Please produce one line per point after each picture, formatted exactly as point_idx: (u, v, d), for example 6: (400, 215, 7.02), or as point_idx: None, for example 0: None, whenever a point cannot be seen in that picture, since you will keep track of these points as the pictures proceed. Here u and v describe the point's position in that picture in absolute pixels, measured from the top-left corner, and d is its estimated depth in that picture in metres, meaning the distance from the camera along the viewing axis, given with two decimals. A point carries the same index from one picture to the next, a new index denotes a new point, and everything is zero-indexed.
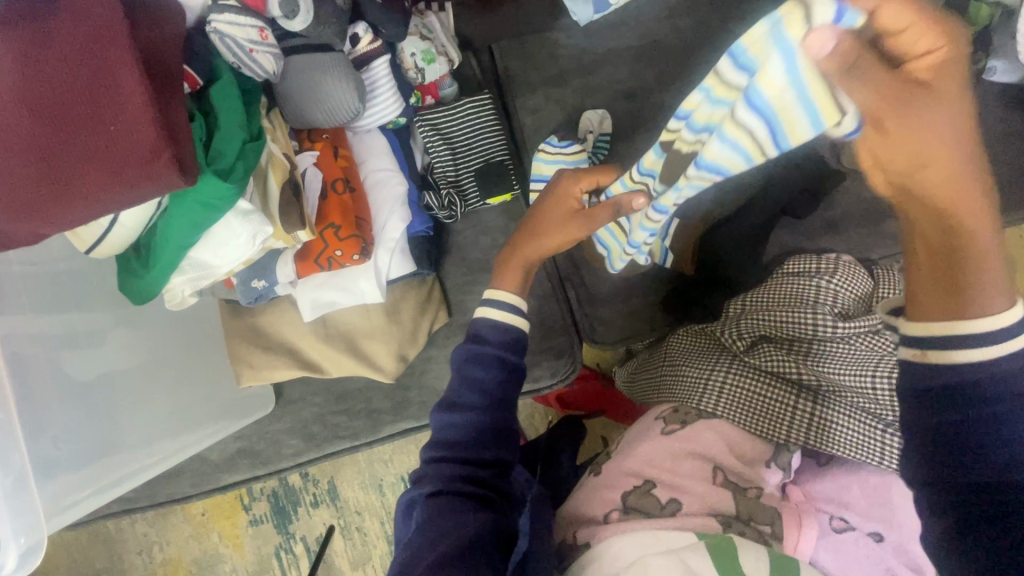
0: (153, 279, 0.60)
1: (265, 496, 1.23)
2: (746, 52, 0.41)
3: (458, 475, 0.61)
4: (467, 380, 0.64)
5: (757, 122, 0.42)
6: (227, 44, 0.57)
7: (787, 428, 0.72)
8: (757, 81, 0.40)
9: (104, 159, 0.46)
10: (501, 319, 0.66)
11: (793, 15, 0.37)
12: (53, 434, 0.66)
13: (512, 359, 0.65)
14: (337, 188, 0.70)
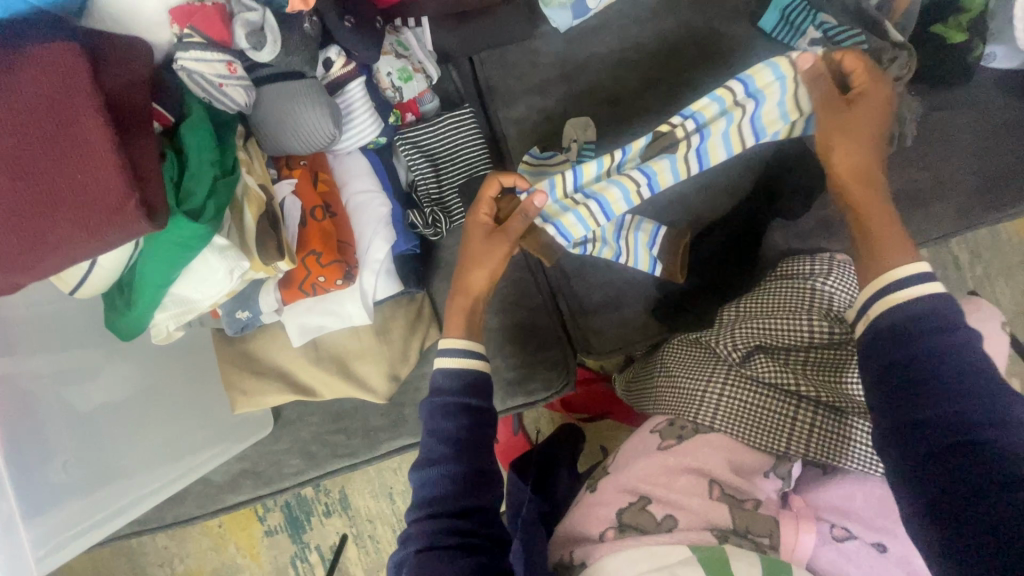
0: (137, 316, 0.60)
1: (279, 506, 1.25)
2: (694, 110, 0.59)
3: (441, 529, 0.59)
4: (435, 435, 0.63)
5: (696, 153, 0.60)
6: (196, 80, 0.57)
7: (787, 440, 0.70)
8: (710, 126, 0.59)
9: (72, 210, 0.47)
10: (456, 365, 0.65)
11: (727, 94, 0.58)
12: (63, 459, 0.68)
13: (477, 404, 0.64)
14: (317, 215, 0.70)
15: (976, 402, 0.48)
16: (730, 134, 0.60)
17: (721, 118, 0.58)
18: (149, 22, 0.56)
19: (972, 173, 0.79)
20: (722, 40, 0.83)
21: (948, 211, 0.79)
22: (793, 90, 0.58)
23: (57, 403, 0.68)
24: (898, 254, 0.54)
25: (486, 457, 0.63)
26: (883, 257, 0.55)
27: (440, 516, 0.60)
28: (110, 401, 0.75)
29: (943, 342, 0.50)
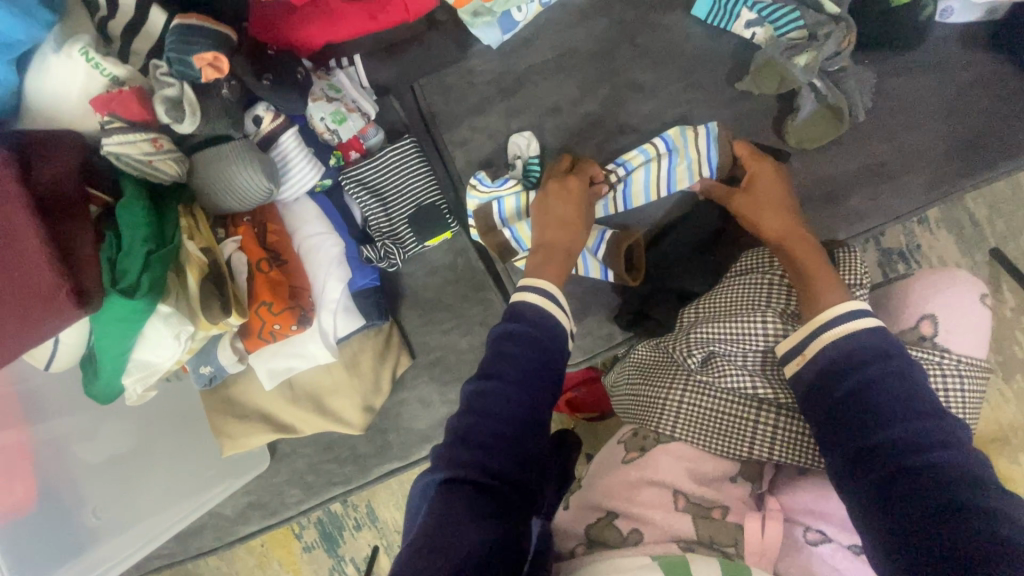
0: (105, 383, 0.65)
1: (313, 523, 1.24)
2: (626, 159, 0.78)
3: (474, 460, 0.50)
4: (501, 357, 0.56)
5: (625, 190, 0.78)
6: (125, 160, 0.61)
7: (750, 445, 0.70)
8: (632, 173, 0.77)
9: (11, 304, 0.52)
10: (544, 306, 0.61)
11: (650, 148, 0.77)
12: (92, 505, 0.79)
13: (543, 344, 0.57)
14: (263, 267, 0.73)
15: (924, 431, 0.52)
16: (646, 183, 0.78)
17: (641, 168, 0.77)
18: (75, 111, 0.60)
19: (941, 138, 0.75)
20: (658, 34, 0.81)
21: (918, 182, 0.75)
22: (698, 158, 0.76)
23: (63, 463, 0.77)
24: (831, 294, 0.63)
25: (545, 402, 0.55)
26: (818, 297, 0.63)
27: (480, 444, 0.50)
28: (115, 454, 0.82)
29: (876, 363, 0.56)
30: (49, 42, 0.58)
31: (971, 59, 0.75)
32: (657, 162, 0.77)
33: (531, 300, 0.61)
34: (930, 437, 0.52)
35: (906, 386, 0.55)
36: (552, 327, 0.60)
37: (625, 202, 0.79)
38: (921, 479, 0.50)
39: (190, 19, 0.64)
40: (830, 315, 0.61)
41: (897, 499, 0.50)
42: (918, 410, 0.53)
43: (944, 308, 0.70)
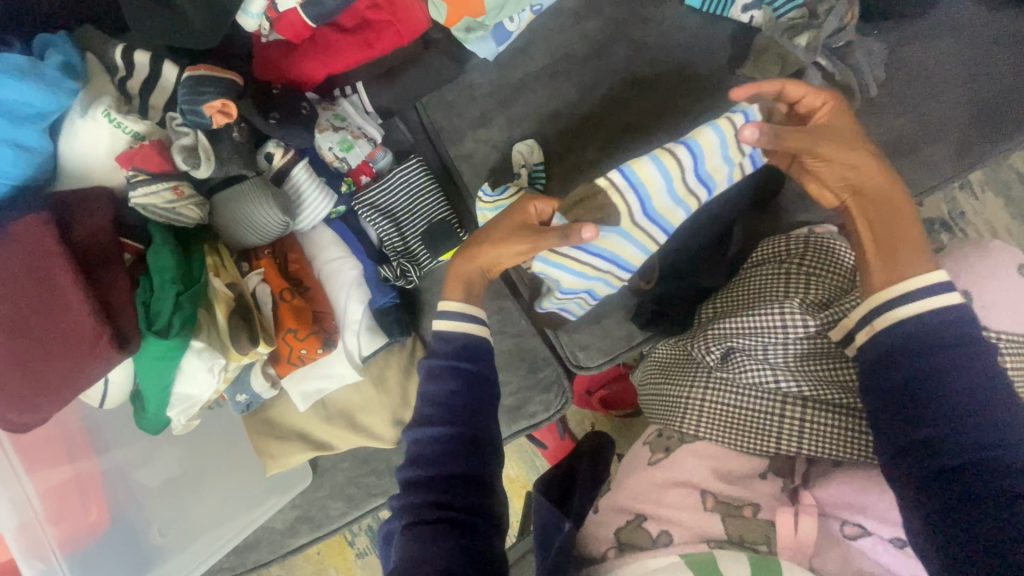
0: (153, 416, 0.70)
1: (364, 530, 1.28)
2: (635, 175, 0.56)
3: (424, 502, 0.55)
4: (425, 397, 0.60)
5: (649, 221, 0.60)
6: (152, 210, 0.65)
7: (777, 439, 0.69)
8: (653, 197, 0.57)
9: (63, 355, 0.57)
10: (453, 327, 0.63)
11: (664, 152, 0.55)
12: (156, 525, 0.86)
13: (466, 367, 0.60)
14: (286, 296, 0.76)
15: (981, 422, 0.48)
16: (677, 200, 0.59)
17: (663, 182, 0.56)
18: (104, 168, 0.65)
19: (964, 102, 0.72)
20: (653, 28, 0.80)
21: (944, 151, 0.73)
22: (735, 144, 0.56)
23: (126, 488, 0.83)
24: (915, 261, 0.53)
25: (480, 422, 0.58)
26: (888, 266, 0.54)
27: (426, 489, 0.55)
28: (169, 477, 0.87)
29: (937, 342, 0.50)
30: (76, 107, 0.63)
31: (990, 16, 0.73)
32: (680, 168, 0.56)
33: (439, 327, 0.63)
34: (988, 433, 0.48)
35: (964, 380, 0.49)
36: (474, 341, 0.62)
37: (659, 228, 0.61)
38: (969, 472, 0.48)
39: (199, 69, 0.68)
40: (897, 290, 0.53)
41: (942, 494, 0.48)
42: (979, 401, 0.49)
43: (981, 283, 0.67)
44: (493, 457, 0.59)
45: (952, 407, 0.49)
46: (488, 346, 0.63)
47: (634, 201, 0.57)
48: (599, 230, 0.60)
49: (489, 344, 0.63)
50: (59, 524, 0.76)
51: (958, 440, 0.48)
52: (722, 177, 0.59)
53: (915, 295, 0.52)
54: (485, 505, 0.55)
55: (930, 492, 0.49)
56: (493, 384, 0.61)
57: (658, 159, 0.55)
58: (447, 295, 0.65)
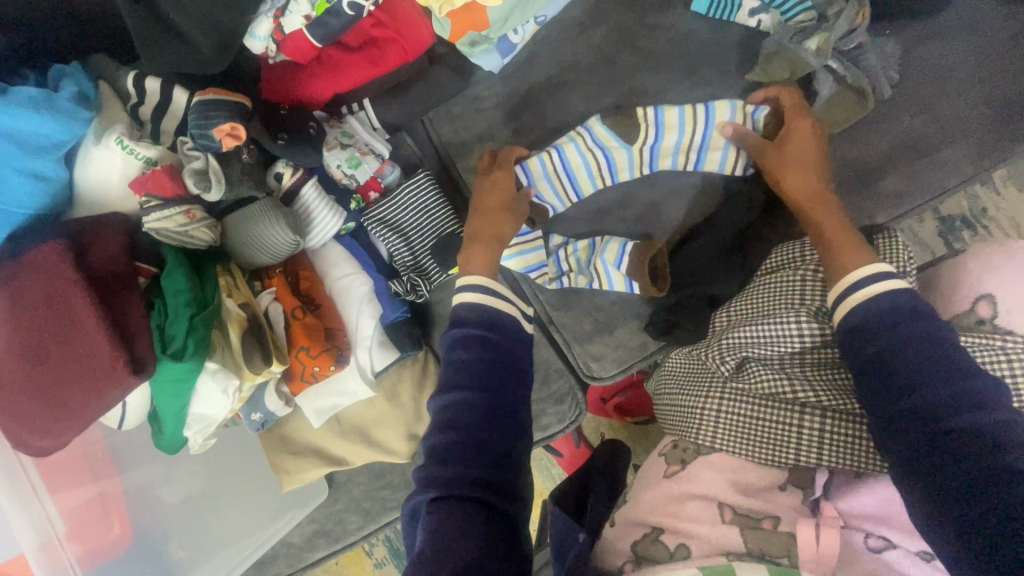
0: (170, 436, 0.71)
1: (381, 540, 1.28)
2: (663, 112, 0.75)
3: (460, 476, 0.51)
4: (453, 364, 0.59)
5: (647, 153, 0.78)
6: (164, 234, 0.66)
7: (796, 450, 0.67)
8: (663, 132, 0.76)
9: (81, 380, 0.58)
10: (478, 300, 0.64)
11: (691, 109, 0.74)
12: (177, 540, 0.86)
13: (492, 341, 0.60)
14: (298, 314, 0.76)
15: (948, 388, 0.50)
16: (677, 149, 0.77)
17: (674, 130, 0.76)
18: (118, 195, 0.66)
19: (983, 100, 0.71)
20: (658, 35, 0.80)
21: (962, 152, 0.71)
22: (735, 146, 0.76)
23: (145, 505, 0.84)
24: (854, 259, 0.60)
25: (510, 398, 0.57)
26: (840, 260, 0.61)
27: (459, 458, 0.52)
28: (188, 494, 0.88)
29: (893, 317, 0.54)
30: (89, 136, 0.64)
31: (1009, 11, 0.71)
32: (692, 126, 0.75)
33: (466, 299, 0.64)
34: (960, 401, 0.49)
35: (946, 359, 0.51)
36: (501, 317, 0.63)
37: (649, 164, 0.79)
38: (955, 442, 0.48)
39: (208, 94, 0.69)
40: (855, 278, 0.58)
41: (930, 471, 0.48)
42: (950, 373, 0.50)
43: (1007, 287, 0.65)
44: (525, 437, 0.56)
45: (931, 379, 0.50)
46: (512, 330, 0.63)
47: (647, 129, 0.76)
48: (618, 137, 0.77)
49: (513, 324, 0.63)
50: (81, 541, 0.76)
51: (937, 409, 0.49)
52: (718, 145, 0.76)
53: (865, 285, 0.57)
54: (515, 485, 0.53)
55: (921, 472, 0.48)
56: (521, 367, 0.61)
57: (684, 109, 0.74)
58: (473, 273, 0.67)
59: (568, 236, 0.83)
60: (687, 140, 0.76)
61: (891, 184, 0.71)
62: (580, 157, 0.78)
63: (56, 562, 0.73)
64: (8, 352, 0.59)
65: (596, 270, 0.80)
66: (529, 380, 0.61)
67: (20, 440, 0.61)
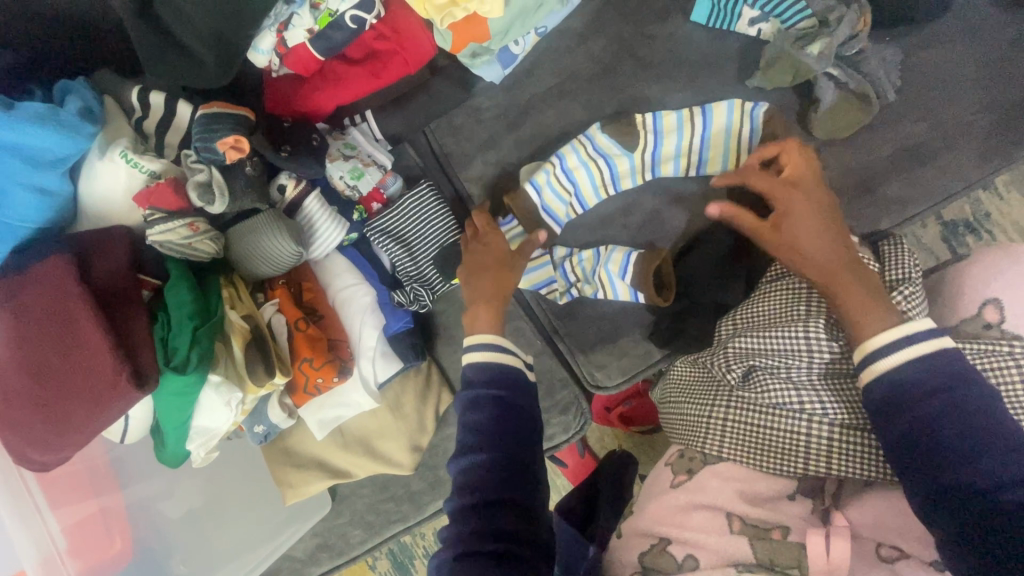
0: (171, 450, 0.70)
1: (384, 554, 1.27)
2: (661, 114, 0.77)
3: (480, 534, 0.53)
4: (466, 426, 0.59)
5: (650, 156, 0.79)
6: (167, 245, 0.66)
7: (804, 461, 0.66)
8: (663, 134, 0.78)
9: (83, 394, 0.58)
10: (488, 359, 0.62)
11: (687, 111, 0.77)
12: (178, 556, 0.86)
13: (500, 396, 0.60)
14: (301, 325, 0.76)
15: (969, 434, 0.50)
16: (678, 152, 0.78)
17: (673, 132, 0.77)
18: (122, 208, 0.66)
19: (984, 106, 0.71)
20: (658, 45, 0.80)
21: (965, 157, 0.71)
22: (737, 139, 0.76)
23: (147, 520, 0.83)
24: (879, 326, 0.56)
25: (526, 454, 0.57)
26: (863, 326, 0.57)
27: (479, 520, 0.53)
28: (190, 508, 0.87)
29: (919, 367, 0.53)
30: (94, 149, 0.64)
31: (1008, 16, 0.71)
32: (691, 125, 0.77)
33: (475, 357, 0.63)
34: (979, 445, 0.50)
35: (972, 418, 0.50)
36: (507, 371, 0.62)
37: (653, 168, 0.79)
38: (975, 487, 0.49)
39: (212, 107, 0.70)
40: (877, 345, 0.55)
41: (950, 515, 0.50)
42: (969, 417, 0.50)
43: (1012, 292, 0.65)
44: (540, 487, 0.57)
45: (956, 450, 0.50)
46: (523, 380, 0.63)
47: (647, 133, 0.78)
48: (619, 145, 0.78)
49: (522, 375, 0.63)
50: (82, 556, 0.76)
51: (957, 453, 0.50)
52: (720, 143, 0.77)
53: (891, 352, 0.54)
54: (535, 533, 0.54)
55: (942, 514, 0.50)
56: (533, 419, 0.61)
57: (681, 112, 0.77)
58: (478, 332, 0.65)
59: (573, 248, 0.82)
60: (688, 141, 0.77)
61: (893, 190, 0.72)
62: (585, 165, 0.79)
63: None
64: (11, 366, 0.58)
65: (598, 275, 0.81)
66: (540, 428, 0.62)
67: (21, 454, 0.60)
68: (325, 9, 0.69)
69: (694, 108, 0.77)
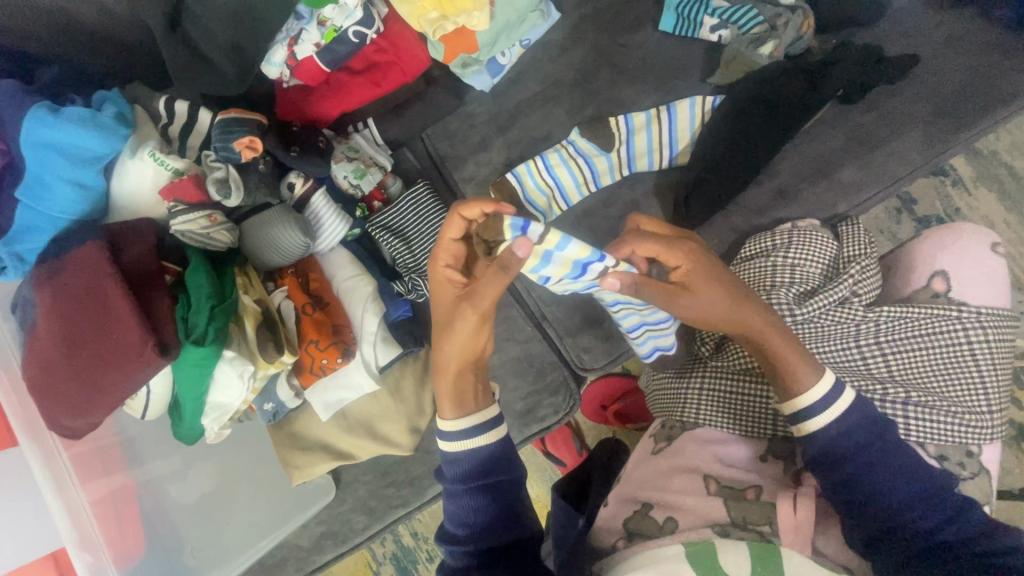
0: (188, 424, 0.76)
1: (388, 558, 1.26)
2: (631, 116, 0.85)
3: None
4: (453, 514, 0.65)
5: (626, 153, 0.86)
6: (187, 234, 0.73)
7: (773, 421, 0.74)
8: (635, 134, 0.85)
9: (113, 361, 0.64)
10: (462, 444, 0.65)
11: (654, 111, 0.85)
12: (189, 545, 0.88)
13: (489, 483, 0.65)
14: (308, 310, 0.83)
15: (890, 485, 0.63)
16: (650, 148, 0.85)
17: (643, 130, 0.85)
18: (148, 202, 0.74)
19: (924, 98, 0.79)
20: (631, 53, 0.89)
21: (911, 143, 0.78)
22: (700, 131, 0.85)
23: (160, 504, 0.86)
24: (809, 373, 0.64)
25: (509, 529, 0.64)
26: (797, 378, 0.64)
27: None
28: (201, 494, 0.90)
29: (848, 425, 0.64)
30: (125, 150, 0.72)
31: (938, 20, 0.81)
32: (659, 123, 0.85)
33: (444, 446, 0.66)
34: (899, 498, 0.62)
35: (898, 470, 0.63)
36: (494, 451, 0.65)
37: (629, 164, 0.86)
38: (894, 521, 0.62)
39: (229, 113, 0.78)
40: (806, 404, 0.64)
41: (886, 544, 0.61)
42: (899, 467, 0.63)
43: (953, 264, 0.75)
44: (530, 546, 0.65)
45: (879, 479, 0.63)
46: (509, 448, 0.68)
47: (622, 133, 0.85)
48: (598, 147, 0.85)
49: (499, 453, 0.66)
50: (112, 539, 0.77)
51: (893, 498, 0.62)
52: (687, 139, 0.85)
53: (817, 404, 0.63)
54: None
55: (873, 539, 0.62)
56: (515, 486, 0.67)
57: (650, 113, 0.85)
58: (447, 414, 0.65)
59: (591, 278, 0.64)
60: (658, 138, 0.85)
61: (844, 177, 0.79)
62: (566, 161, 0.86)
63: (95, 556, 0.74)
64: (51, 341, 0.65)
65: (571, 229, 0.87)
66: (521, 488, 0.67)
67: (54, 419, 0.67)
68: (331, 25, 0.77)
69: (660, 109, 0.85)
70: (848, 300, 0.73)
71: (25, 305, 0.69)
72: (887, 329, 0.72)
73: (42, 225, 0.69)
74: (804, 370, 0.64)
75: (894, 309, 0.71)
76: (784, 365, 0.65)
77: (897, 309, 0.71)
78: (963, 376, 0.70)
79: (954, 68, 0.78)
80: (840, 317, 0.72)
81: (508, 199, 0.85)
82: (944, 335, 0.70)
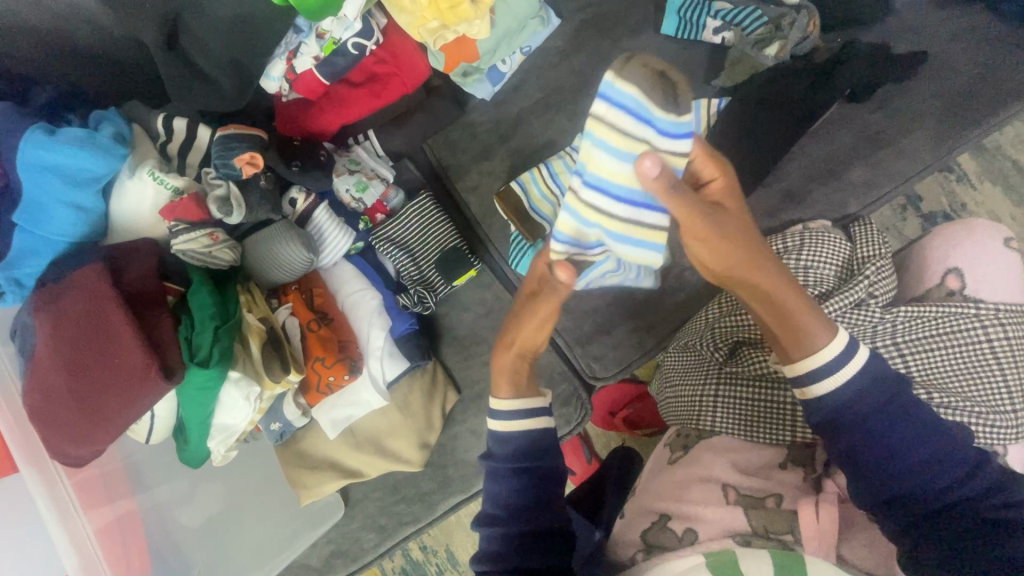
0: (195, 447, 0.75)
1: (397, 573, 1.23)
2: None
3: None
4: (493, 498, 0.64)
5: None
6: (189, 253, 0.72)
7: (792, 427, 0.72)
8: None
9: (117, 387, 0.63)
10: (512, 425, 0.64)
11: None
12: (197, 570, 0.86)
13: (537, 470, 0.63)
14: (314, 326, 0.81)
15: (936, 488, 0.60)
16: None
17: None
18: (149, 222, 0.73)
19: (932, 95, 0.78)
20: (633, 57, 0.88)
21: (919, 141, 0.78)
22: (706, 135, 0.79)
23: (165, 530, 0.84)
24: (821, 331, 0.59)
25: (550, 517, 0.62)
26: (808, 336, 0.59)
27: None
28: (207, 515, 0.88)
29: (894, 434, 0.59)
30: (124, 170, 0.71)
31: (942, 17, 0.80)
32: None
33: (495, 426, 0.65)
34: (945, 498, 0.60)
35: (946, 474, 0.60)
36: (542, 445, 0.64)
37: None
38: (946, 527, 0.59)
39: (229, 129, 0.77)
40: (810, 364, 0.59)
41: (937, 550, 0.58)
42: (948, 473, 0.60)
43: (967, 261, 0.74)
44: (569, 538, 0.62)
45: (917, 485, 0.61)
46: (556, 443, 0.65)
47: None
48: None
49: (543, 448, 0.64)
50: (117, 568, 0.75)
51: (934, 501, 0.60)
52: None
53: (831, 366, 0.58)
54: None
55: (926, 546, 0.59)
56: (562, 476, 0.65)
57: None
58: (497, 393, 0.65)
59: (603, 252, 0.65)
60: None
61: (853, 176, 0.78)
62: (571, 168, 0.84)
63: None
64: (52, 367, 0.64)
65: None
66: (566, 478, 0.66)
67: (56, 448, 0.66)
68: (330, 38, 0.76)
69: None
70: (863, 302, 0.71)
71: (23, 331, 0.68)
72: (904, 329, 0.71)
73: (41, 250, 0.68)
74: (818, 328, 0.59)
75: (911, 309, 0.70)
76: (792, 323, 0.59)
77: (913, 309, 0.70)
78: (985, 376, 0.69)
79: (959, 64, 0.78)
80: (857, 321, 0.70)
81: (517, 211, 0.83)
82: (965, 336, 0.69)
